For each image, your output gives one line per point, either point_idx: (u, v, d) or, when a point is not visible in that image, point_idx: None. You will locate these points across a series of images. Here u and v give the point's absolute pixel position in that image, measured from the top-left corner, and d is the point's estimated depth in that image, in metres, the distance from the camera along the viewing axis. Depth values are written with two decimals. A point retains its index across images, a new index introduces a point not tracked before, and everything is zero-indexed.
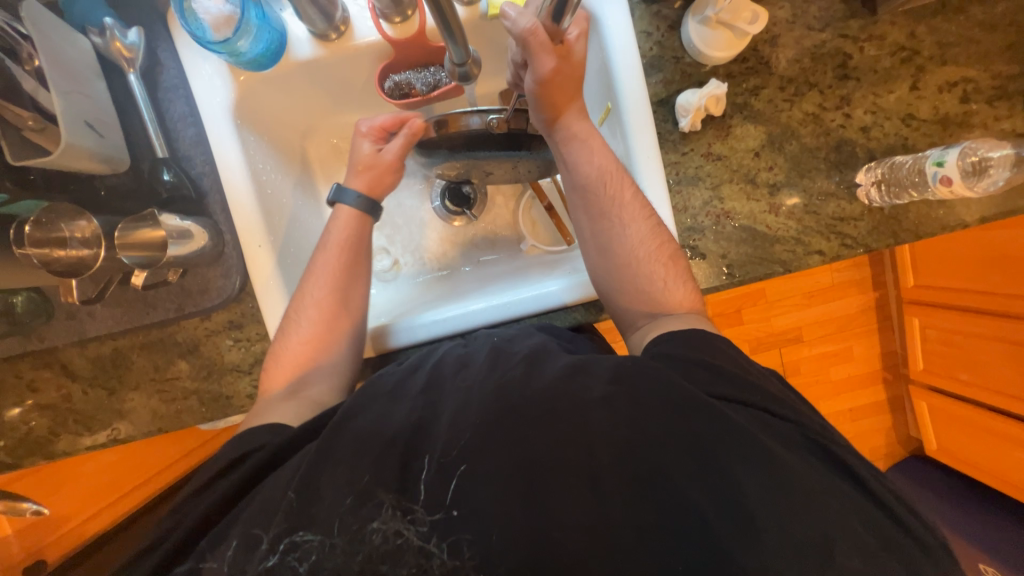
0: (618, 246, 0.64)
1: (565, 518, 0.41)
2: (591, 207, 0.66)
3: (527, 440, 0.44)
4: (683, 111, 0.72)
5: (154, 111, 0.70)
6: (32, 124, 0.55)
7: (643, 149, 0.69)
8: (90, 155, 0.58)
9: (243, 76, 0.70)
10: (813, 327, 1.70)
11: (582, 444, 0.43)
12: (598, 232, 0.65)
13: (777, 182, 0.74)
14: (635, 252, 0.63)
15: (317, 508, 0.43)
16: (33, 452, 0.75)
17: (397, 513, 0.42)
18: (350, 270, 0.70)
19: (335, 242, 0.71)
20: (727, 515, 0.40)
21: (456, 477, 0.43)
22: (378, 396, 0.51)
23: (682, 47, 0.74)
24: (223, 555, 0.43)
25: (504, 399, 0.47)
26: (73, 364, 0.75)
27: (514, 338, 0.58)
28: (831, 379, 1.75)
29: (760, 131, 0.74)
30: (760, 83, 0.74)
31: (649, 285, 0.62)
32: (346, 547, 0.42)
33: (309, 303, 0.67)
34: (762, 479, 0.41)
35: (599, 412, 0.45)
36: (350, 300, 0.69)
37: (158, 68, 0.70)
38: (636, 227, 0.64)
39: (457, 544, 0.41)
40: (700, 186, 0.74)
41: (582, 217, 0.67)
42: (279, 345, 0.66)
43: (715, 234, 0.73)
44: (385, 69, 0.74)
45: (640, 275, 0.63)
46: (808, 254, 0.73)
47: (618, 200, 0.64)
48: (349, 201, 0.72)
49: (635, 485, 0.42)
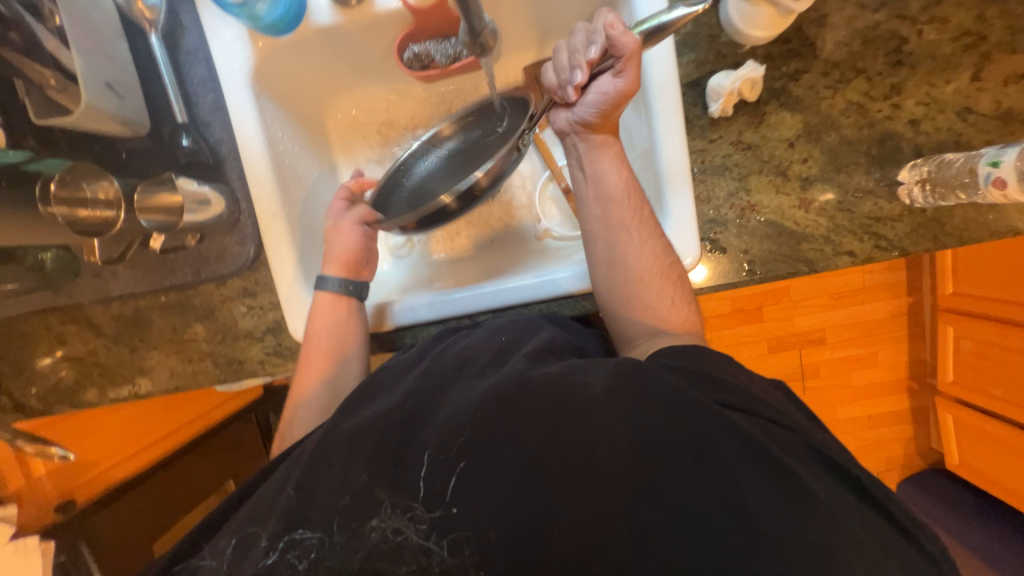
0: (630, 262, 0.61)
1: (571, 524, 0.40)
2: (610, 220, 0.62)
3: (526, 441, 0.43)
4: (715, 95, 0.68)
5: (175, 74, 0.70)
6: (54, 82, 0.55)
7: (673, 165, 0.67)
8: (112, 117, 0.59)
9: (261, 41, 0.69)
10: (837, 329, 1.64)
11: (585, 443, 0.43)
12: (612, 242, 0.62)
13: (810, 176, 0.69)
14: (646, 268, 0.61)
15: (315, 504, 0.44)
16: (62, 400, 0.79)
17: (397, 511, 0.43)
18: (340, 357, 0.67)
19: (320, 329, 0.68)
20: (738, 536, 0.39)
21: (456, 473, 0.43)
22: (365, 399, 0.53)
23: (720, 25, 0.69)
24: (224, 552, 0.45)
25: (506, 395, 0.46)
26: (98, 320, 0.78)
27: (520, 340, 0.59)
28: (851, 384, 1.69)
29: (797, 120, 0.69)
30: (801, 67, 0.68)
31: (641, 308, 0.61)
32: (345, 545, 0.42)
33: (304, 399, 0.65)
34: (771, 495, 0.40)
35: (604, 411, 0.44)
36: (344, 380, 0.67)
37: (180, 32, 0.71)
38: (649, 245, 0.61)
39: (458, 543, 0.41)
40: (726, 176, 0.70)
41: (599, 229, 0.63)
42: (283, 428, 0.65)
43: (738, 229, 0.70)
44: (405, 39, 0.73)
45: (643, 292, 0.61)
46: (837, 255, 0.69)
47: (638, 215, 0.62)
48: (330, 288, 0.70)
49: (641, 498, 0.40)
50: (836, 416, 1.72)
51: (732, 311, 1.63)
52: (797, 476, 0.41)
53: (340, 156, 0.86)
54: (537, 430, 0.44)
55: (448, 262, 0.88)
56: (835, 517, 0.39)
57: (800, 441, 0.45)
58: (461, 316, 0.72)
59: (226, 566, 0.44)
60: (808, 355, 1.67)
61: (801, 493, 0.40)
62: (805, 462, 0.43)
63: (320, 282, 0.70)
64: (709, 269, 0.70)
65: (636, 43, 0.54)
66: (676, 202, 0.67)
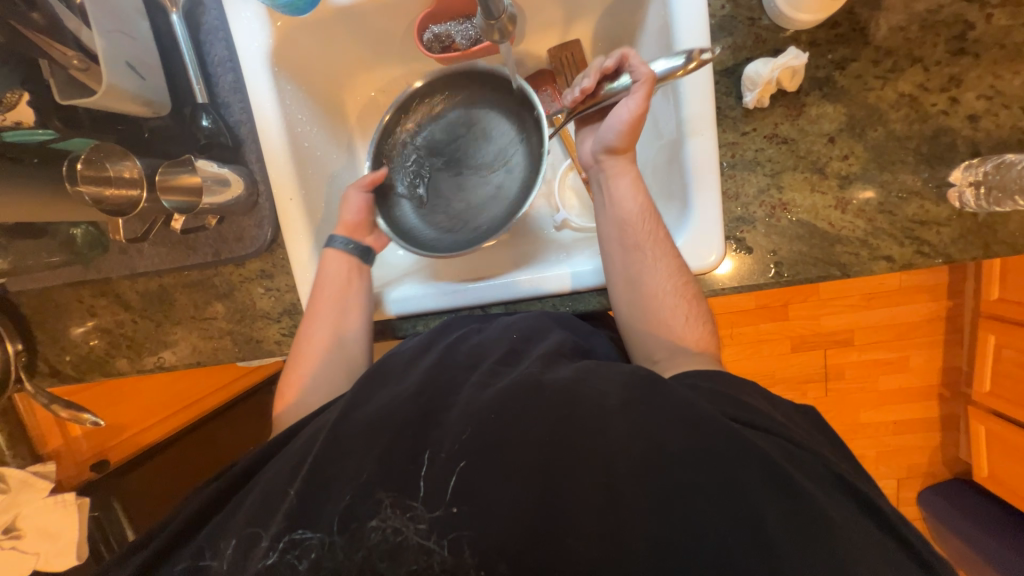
0: (647, 283, 0.59)
1: (571, 522, 0.40)
2: (626, 242, 0.61)
3: (532, 448, 0.44)
4: (750, 84, 0.63)
5: (196, 54, 0.70)
6: (77, 63, 0.54)
7: (701, 152, 0.63)
8: (133, 98, 0.59)
9: (280, 21, 0.68)
10: (867, 330, 1.57)
11: (601, 463, 0.42)
12: (628, 263, 0.60)
13: (850, 173, 0.65)
14: (663, 289, 0.59)
15: (319, 507, 0.45)
16: (93, 369, 0.83)
17: (397, 511, 0.44)
18: (342, 311, 0.67)
19: (326, 282, 0.68)
20: (749, 552, 0.37)
21: (456, 472, 0.44)
22: (379, 387, 0.54)
23: (761, 7, 0.64)
24: (224, 552, 0.46)
25: (518, 400, 0.47)
26: (125, 295, 0.81)
27: (531, 339, 0.59)
28: (877, 388, 1.63)
29: (840, 112, 0.64)
30: (850, 54, 0.63)
31: (659, 324, 0.59)
32: (345, 546, 0.43)
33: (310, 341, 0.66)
34: (784, 516, 0.38)
35: (619, 422, 0.44)
36: (348, 338, 0.67)
37: (200, 9, 0.70)
38: (667, 265, 0.60)
39: (457, 541, 0.42)
40: (758, 172, 0.66)
41: (615, 249, 0.62)
42: (285, 377, 0.65)
43: (766, 228, 0.66)
44: (425, 20, 0.71)
45: (662, 310, 0.59)
46: (874, 260, 0.65)
47: (655, 235, 0.60)
48: (338, 247, 0.69)
49: (644, 507, 0.40)
50: (859, 420, 1.66)
51: (756, 307, 1.58)
52: (815, 498, 0.39)
53: (359, 140, 0.85)
54: (546, 434, 0.44)
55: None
56: (852, 545, 0.37)
57: (813, 459, 0.44)
58: (473, 306, 0.72)
59: (227, 564, 0.46)
60: (833, 356, 1.61)
61: (819, 513, 0.38)
62: (819, 484, 0.42)
63: (330, 240, 0.70)
64: (734, 259, 0.67)
65: (649, 72, 0.60)
66: (705, 184, 0.64)
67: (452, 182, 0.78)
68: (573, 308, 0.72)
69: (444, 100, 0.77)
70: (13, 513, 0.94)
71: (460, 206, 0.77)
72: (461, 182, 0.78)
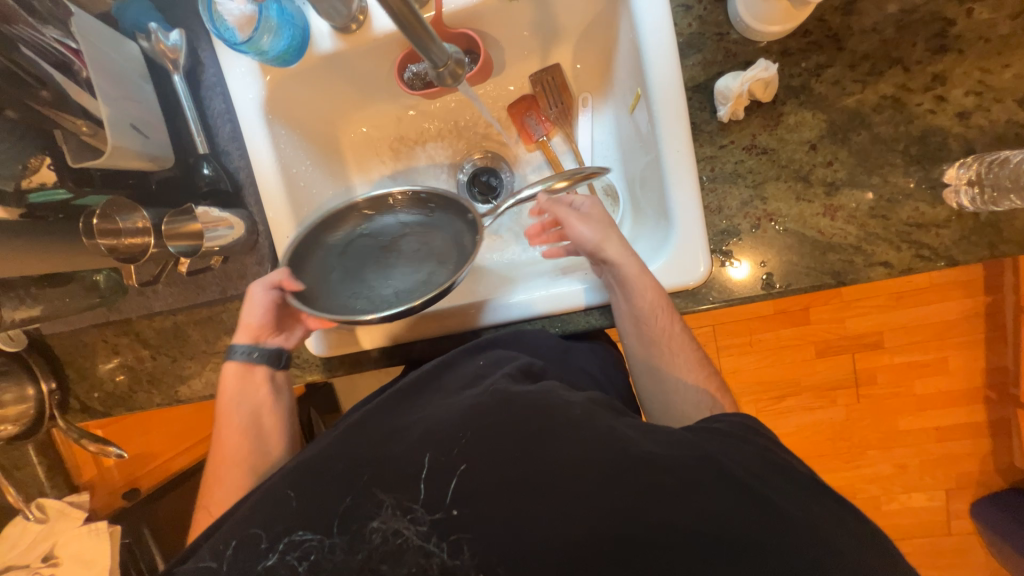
0: (666, 372, 0.65)
1: (549, 526, 0.43)
2: (647, 340, 0.65)
3: (516, 462, 0.46)
4: (722, 98, 0.63)
5: (197, 108, 0.76)
6: (86, 130, 0.60)
7: (676, 170, 0.63)
8: (138, 155, 0.64)
9: (270, 73, 0.72)
10: (897, 332, 1.49)
11: (569, 465, 0.45)
12: (648, 356, 0.66)
13: (836, 180, 0.63)
14: (684, 376, 0.64)
15: (320, 511, 0.47)
16: (119, 404, 0.89)
17: (398, 513, 0.46)
18: (254, 417, 0.69)
19: (230, 399, 0.70)
20: (715, 545, 0.41)
21: (456, 476, 0.46)
22: (390, 401, 0.58)
23: (728, 22, 0.65)
24: (223, 554, 0.47)
25: (492, 417, 0.49)
26: (144, 333, 0.87)
27: (499, 363, 0.60)
28: (914, 393, 1.54)
29: (820, 118, 0.63)
30: (824, 61, 0.62)
31: (678, 394, 0.64)
32: (346, 547, 0.46)
33: (222, 457, 0.67)
34: (739, 512, 0.41)
35: (582, 432, 0.47)
36: (266, 436, 0.69)
37: (199, 67, 0.75)
38: (683, 357, 0.65)
39: (458, 544, 0.44)
40: (739, 184, 0.65)
41: (635, 343, 0.66)
42: (203, 499, 0.65)
43: (753, 239, 0.65)
44: (404, 60, 0.75)
45: (682, 388, 0.64)
46: (870, 266, 0.62)
47: (669, 331, 0.64)
48: (240, 356, 0.70)
49: (613, 504, 0.43)
50: (896, 428, 1.56)
51: (774, 313, 1.52)
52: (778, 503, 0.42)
53: (355, 174, 0.89)
54: (518, 451, 0.46)
55: None
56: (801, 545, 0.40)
57: None
58: (463, 331, 0.73)
59: (226, 565, 0.47)
60: (862, 360, 1.53)
61: (768, 509, 0.42)
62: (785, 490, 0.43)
63: (232, 350, 0.71)
64: (748, 264, 0.65)
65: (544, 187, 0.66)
66: (687, 210, 0.63)
67: (381, 274, 0.68)
68: (562, 329, 0.72)
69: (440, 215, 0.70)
70: (53, 541, 1.00)
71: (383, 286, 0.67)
72: (391, 278, 0.68)
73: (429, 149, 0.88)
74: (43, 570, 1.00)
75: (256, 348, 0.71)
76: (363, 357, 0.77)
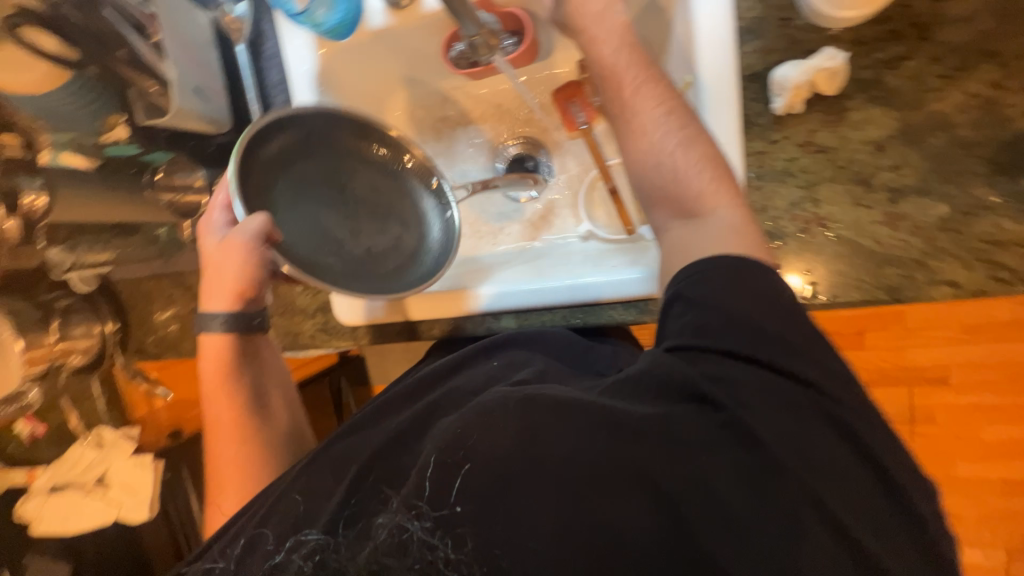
0: (663, 161, 0.56)
1: (543, 522, 0.42)
2: (636, 129, 0.59)
3: (509, 459, 0.44)
4: (778, 89, 0.59)
5: (257, 78, 0.80)
6: (155, 89, 0.66)
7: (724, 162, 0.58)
8: (200, 117, 0.69)
9: (325, 47, 0.76)
10: (966, 369, 1.34)
11: (563, 464, 0.43)
12: (639, 144, 0.58)
13: (903, 186, 0.57)
14: (681, 157, 0.56)
15: (324, 510, 0.50)
16: (167, 349, 0.96)
17: (404, 508, 0.47)
18: (255, 393, 0.67)
19: (216, 381, 0.65)
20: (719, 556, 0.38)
21: (460, 476, 0.45)
22: (389, 410, 0.59)
23: (796, 7, 0.60)
24: (233, 554, 0.51)
25: (485, 418, 0.47)
26: (194, 286, 0.93)
27: (516, 367, 0.60)
28: (978, 438, 1.38)
29: (891, 117, 0.58)
30: (904, 53, 0.57)
31: (680, 188, 0.55)
32: (352, 543, 0.47)
33: (228, 443, 0.65)
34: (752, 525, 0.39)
35: (596, 427, 0.43)
36: (272, 400, 0.68)
37: (261, 38, 0.79)
38: (679, 141, 0.56)
39: (459, 540, 0.44)
40: (789, 183, 0.60)
41: (627, 130, 0.60)
42: (219, 485, 0.65)
43: (799, 245, 0.60)
44: (451, 39, 0.75)
45: (683, 173, 0.56)
46: (934, 284, 0.56)
47: (653, 108, 0.58)
48: (217, 327, 0.64)
49: (621, 523, 0.40)
50: (953, 474, 1.42)
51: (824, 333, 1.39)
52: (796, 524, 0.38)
53: None
54: (511, 442, 0.45)
55: (474, 257, 0.85)
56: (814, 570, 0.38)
57: None
58: (487, 312, 0.73)
59: (236, 562, 0.51)
60: (920, 396, 1.39)
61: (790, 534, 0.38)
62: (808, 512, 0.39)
63: (210, 318, 0.64)
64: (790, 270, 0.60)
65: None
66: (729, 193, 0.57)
67: (338, 215, 0.65)
68: (584, 320, 0.73)
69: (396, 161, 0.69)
70: (106, 467, 1.11)
71: (340, 230, 0.65)
72: (349, 220, 0.66)
73: (471, 130, 0.88)
74: (95, 491, 1.11)
75: (237, 314, 0.64)
76: (388, 328, 0.79)
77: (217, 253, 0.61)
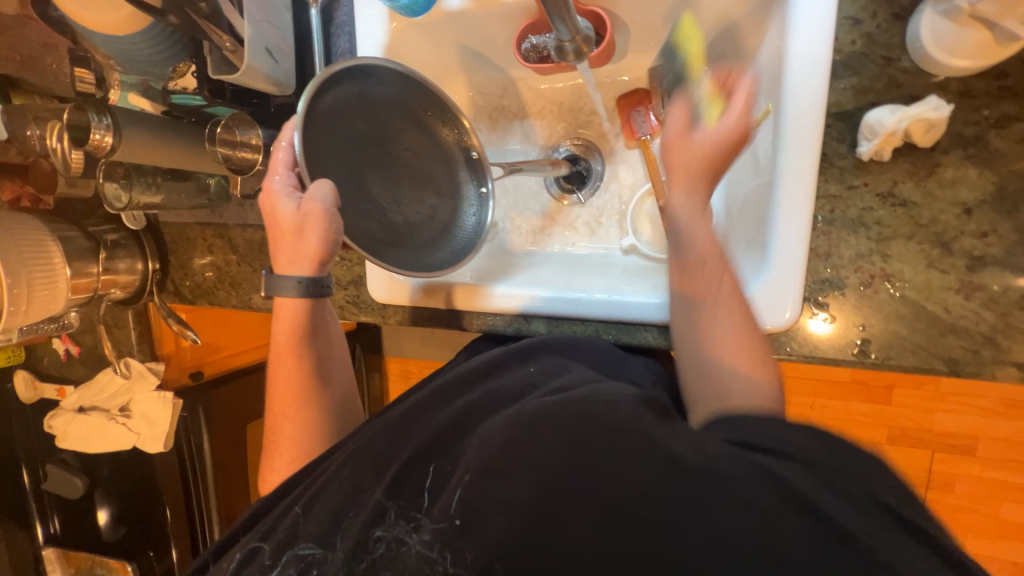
0: (705, 347, 0.53)
1: (564, 557, 0.38)
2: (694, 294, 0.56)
3: (521, 480, 0.40)
4: (869, 132, 0.55)
5: (324, 44, 0.79)
6: (229, 46, 0.64)
7: (791, 203, 0.56)
8: (265, 78, 0.69)
9: (397, 22, 0.74)
10: (994, 443, 1.28)
11: (594, 497, 0.39)
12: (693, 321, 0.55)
13: (986, 255, 0.54)
14: (727, 345, 0.53)
15: (322, 525, 0.48)
16: (202, 296, 0.99)
17: (401, 522, 0.45)
18: (319, 355, 0.68)
19: (286, 339, 0.66)
20: None
21: (462, 487, 0.42)
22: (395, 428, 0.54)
23: (903, 46, 0.55)
24: (229, 566, 0.51)
25: (510, 433, 0.43)
26: (235, 240, 0.95)
27: (552, 374, 0.56)
28: (994, 515, 1.33)
29: (987, 179, 0.53)
30: (1014, 112, 0.53)
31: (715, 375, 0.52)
32: (348, 560, 0.45)
33: (286, 400, 0.67)
34: None
35: (627, 461, 0.39)
36: (332, 367, 0.70)
37: (334, 5, 0.79)
38: (730, 334, 0.53)
39: (458, 554, 0.40)
40: (860, 233, 0.57)
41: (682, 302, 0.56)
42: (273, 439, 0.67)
43: (859, 298, 0.57)
44: (525, 30, 0.73)
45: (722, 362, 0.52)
46: (999, 362, 0.53)
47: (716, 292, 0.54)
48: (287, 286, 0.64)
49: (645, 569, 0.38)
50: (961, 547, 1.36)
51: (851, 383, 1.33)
52: None
53: None
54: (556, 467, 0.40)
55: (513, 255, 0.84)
56: None
57: None
58: (518, 313, 0.73)
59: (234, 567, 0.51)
60: (941, 463, 1.33)
61: None
62: None
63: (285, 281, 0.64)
64: (839, 323, 0.57)
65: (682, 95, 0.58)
66: (791, 255, 0.56)
67: (383, 179, 0.64)
68: (616, 337, 0.72)
69: (444, 128, 0.68)
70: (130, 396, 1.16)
71: (383, 196, 0.64)
72: (393, 186, 0.64)
73: (526, 125, 0.86)
74: (118, 418, 1.17)
75: (314, 277, 0.64)
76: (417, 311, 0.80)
77: (298, 220, 0.59)
